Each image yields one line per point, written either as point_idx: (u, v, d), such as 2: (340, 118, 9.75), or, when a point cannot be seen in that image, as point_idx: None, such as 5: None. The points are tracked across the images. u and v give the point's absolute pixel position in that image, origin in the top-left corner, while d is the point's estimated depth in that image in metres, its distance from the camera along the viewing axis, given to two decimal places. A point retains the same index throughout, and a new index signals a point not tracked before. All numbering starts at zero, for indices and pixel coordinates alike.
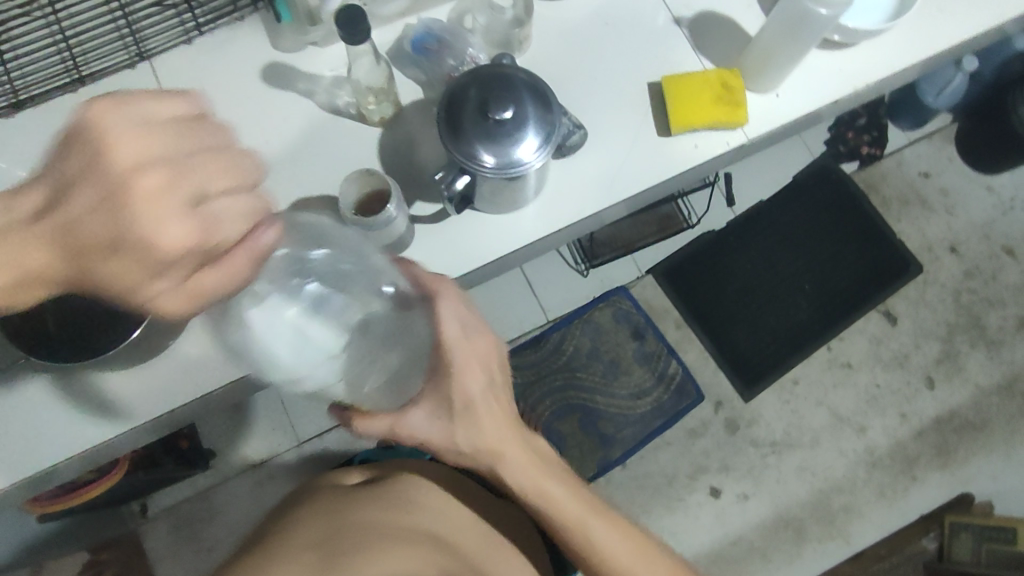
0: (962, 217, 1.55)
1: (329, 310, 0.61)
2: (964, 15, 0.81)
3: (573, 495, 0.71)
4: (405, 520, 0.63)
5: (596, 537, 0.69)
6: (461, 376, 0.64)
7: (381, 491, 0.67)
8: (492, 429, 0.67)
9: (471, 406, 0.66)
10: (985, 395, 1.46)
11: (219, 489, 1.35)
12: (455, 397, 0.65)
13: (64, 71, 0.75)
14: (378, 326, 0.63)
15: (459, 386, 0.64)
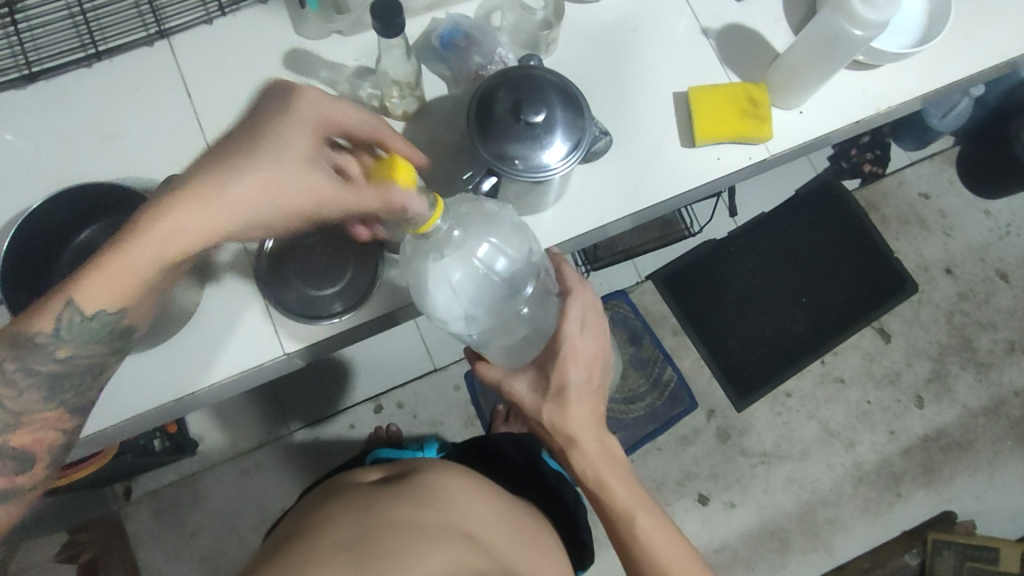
0: (959, 240, 1.57)
1: (491, 291, 0.66)
2: (987, 43, 0.82)
3: (646, 508, 0.71)
4: (439, 517, 0.58)
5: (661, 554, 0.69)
6: (567, 364, 0.68)
7: (408, 486, 0.61)
8: (584, 422, 0.71)
9: (568, 397, 0.70)
10: (971, 416, 1.48)
11: (206, 475, 1.33)
12: (558, 384, 0.70)
13: (81, 47, 0.74)
14: (513, 315, 0.70)
15: (561, 371, 0.69)
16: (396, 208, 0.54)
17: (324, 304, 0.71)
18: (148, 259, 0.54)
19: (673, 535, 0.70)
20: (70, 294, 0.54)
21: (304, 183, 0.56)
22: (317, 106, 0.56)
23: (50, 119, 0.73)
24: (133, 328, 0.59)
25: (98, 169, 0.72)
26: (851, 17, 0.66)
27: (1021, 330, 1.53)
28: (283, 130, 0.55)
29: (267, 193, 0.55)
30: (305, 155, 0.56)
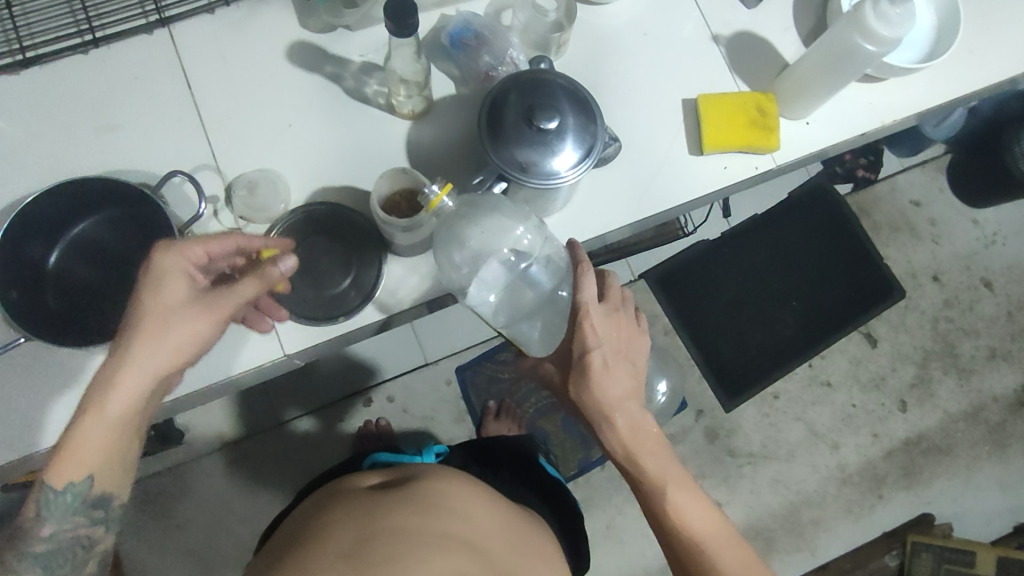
0: (947, 247, 1.59)
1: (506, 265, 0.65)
2: (991, 60, 0.82)
3: (678, 478, 0.66)
4: (440, 522, 0.56)
5: (695, 527, 0.64)
6: (588, 330, 0.65)
7: (407, 492, 0.59)
8: (612, 389, 0.66)
9: (591, 364, 0.65)
10: (953, 422, 1.51)
11: (191, 466, 1.31)
12: (580, 352, 0.65)
13: (77, 32, 0.72)
14: (531, 293, 0.69)
15: (581, 338, 0.65)
16: (271, 276, 0.58)
17: (325, 306, 0.70)
18: (100, 434, 0.54)
19: (708, 506, 0.65)
20: (45, 480, 0.54)
21: (204, 309, 0.57)
22: (180, 253, 0.57)
23: (45, 106, 0.70)
24: (112, 495, 0.57)
25: (94, 160, 0.70)
26: (865, 33, 0.67)
27: (1003, 338, 1.56)
28: (157, 280, 0.56)
29: (186, 331, 0.56)
30: (190, 295, 0.57)
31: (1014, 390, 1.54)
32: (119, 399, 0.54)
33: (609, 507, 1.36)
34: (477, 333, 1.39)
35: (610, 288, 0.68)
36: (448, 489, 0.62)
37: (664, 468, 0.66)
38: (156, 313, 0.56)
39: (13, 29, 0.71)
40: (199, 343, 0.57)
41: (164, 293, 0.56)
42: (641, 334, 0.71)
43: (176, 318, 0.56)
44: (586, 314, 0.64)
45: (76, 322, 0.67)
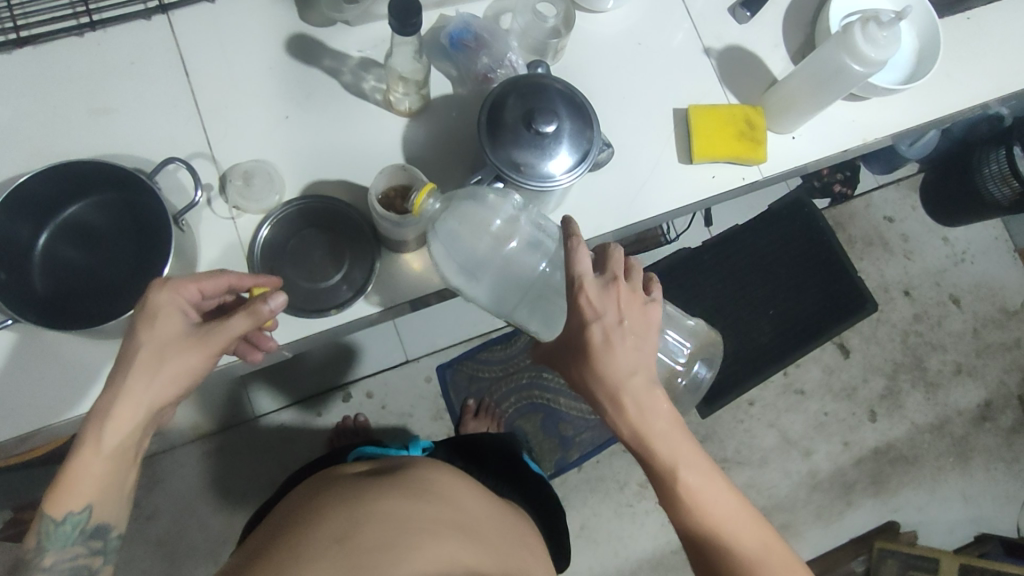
0: (918, 263, 1.64)
1: (486, 248, 0.67)
2: (967, 85, 0.86)
3: (699, 465, 0.57)
4: (434, 507, 0.57)
5: (715, 518, 0.56)
6: (584, 303, 0.57)
7: (399, 479, 0.60)
8: (617, 369, 0.56)
9: (590, 342, 0.57)
10: (919, 433, 1.56)
11: (165, 457, 1.29)
12: (578, 327, 0.58)
13: (73, 13, 0.71)
14: (519, 272, 0.69)
15: (578, 314, 0.57)
16: (260, 313, 0.57)
17: (319, 298, 0.71)
18: (97, 467, 0.56)
19: (730, 493, 0.57)
20: (45, 511, 0.56)
21: (196, 348, 0.57)
22: (175, 291, 0.57)
23: (38, 86, 0.70)
24: (109, 525, 0.59)
25: (87, 143, 0.70)
26: (852, 53, 0.69)
27: (968, 353, 1.61)
28: (149, 318, 0.56)
29: (178, 368, 0.57)
30: (183, 332, 0.57)
31: (978, 404, 1.59)
32: (114, 436, 0.56)
33: (584, 507, 1.38)
34: (459, 332, 1.40)
35: (615, 256, 0.58)
36: (437, 476, 0.63)
37: (682, 456, 0.56)
38: (150, 349, 0.56)
39: (7, 7, 0.70)
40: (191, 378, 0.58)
41: (157, 328, 0.56)
42: (656, 301, 0.59)
43: (169, 355, 0.56)
44: (578, 287, 0.57)
45: (63, 305, 0.66)
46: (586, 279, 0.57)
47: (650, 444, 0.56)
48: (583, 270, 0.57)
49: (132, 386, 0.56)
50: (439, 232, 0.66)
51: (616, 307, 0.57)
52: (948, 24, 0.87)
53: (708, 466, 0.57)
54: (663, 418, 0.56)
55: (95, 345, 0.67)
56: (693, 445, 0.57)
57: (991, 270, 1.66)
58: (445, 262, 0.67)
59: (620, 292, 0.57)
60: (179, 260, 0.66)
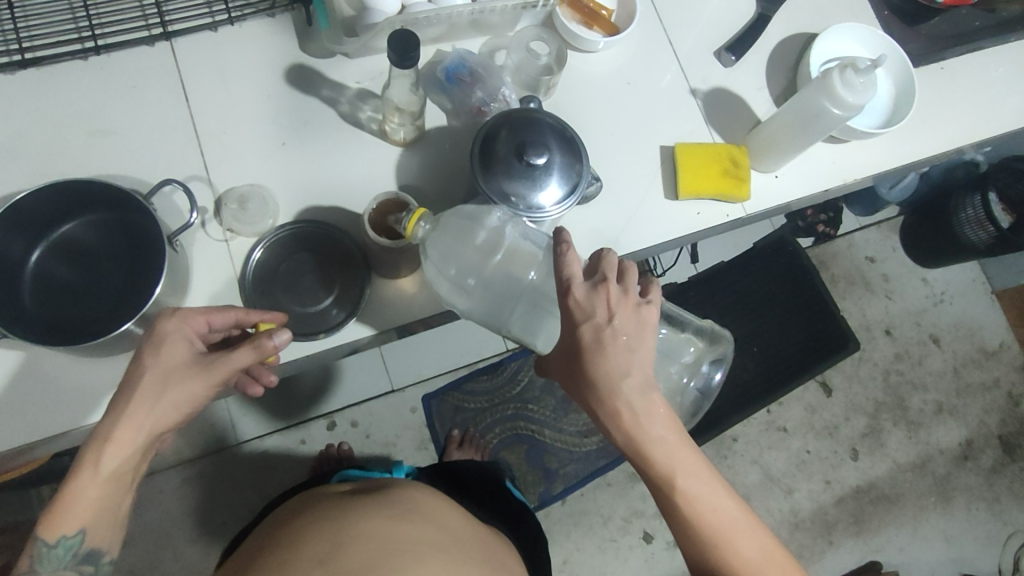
0: (899, 303, 1.67)
1: (473, 259, 0.68)
2: (942, 131, 0.90)
3: (697, 472, 0.57)
4: (419, 528, 0.57)
5: (713, 526, 0.56)
6: (574, 306, 0.58)
7: (385, 498, 0.61)
8: (611, 374, 0.56)
9: (582, 344, 0.57)
10: (901, 471, 1.57)
11: (142, 484, 1.26)
12: (569, 330, 0.58)
13: (78, 38, 0.73)
14: (509, 283, 0.69)
15: (568, 318, 0.58)
16: (263, 348, 0.58)
17: (309, 320, 0.72)
18: (91, 494, 0.55)
19: (729, 500, 0.58)
20: (38, 534, 0.55)
21: (200, 377, 0.57)
22: (183, 320, 0.58)
23: (43, 108, 0.71)
24: (101, 551, 0.58)
25: (85, 163, 0.71)
26: (831, 96, 0.72)
27: (949, 393, 1.64)
28: (156, 344, 0.57)
29: (178, 399, 0.57)
30: (188, 361, 0.57)
31: (959, 443, 1.61)
32: (112, 465, 0.55)
33: (567, 543, 1.36)
34: (446, 361, 1.40)
35: (607, 259, 0.60)
36: (423, 499, 0.63)
37: (678, 464, 0.57)
38: (150, 378, 0.56)
39: (14, 30, 0.72)
40: (188, 408, 0.58)
41: (160, 357, 0.56)
42: (652, 303, 0.59)
43: (170, 383, 0.56)
44: (567, 290, 0.58)
45: (52, 321, 0.67)
46: (575, 282, 0.58)
47: (645, 449, 0.57)
48: (572, 274, 0.59)
49: (131, 414, 0.55)
50: (424, 250, 0.67)
51: (607, 307, 0.57)
52: (923, 72, 0.91)
53: (706, 472, 0.58)
54: (659, 422, 0.57)
55: (86, 364, 0.67)
56: (689, 451, 0.58)
57: (969, 311, 1.70)
58: (434, 277, 0.69)
59: (610, 294, 0.57)
60: (171, 283, 0.67)
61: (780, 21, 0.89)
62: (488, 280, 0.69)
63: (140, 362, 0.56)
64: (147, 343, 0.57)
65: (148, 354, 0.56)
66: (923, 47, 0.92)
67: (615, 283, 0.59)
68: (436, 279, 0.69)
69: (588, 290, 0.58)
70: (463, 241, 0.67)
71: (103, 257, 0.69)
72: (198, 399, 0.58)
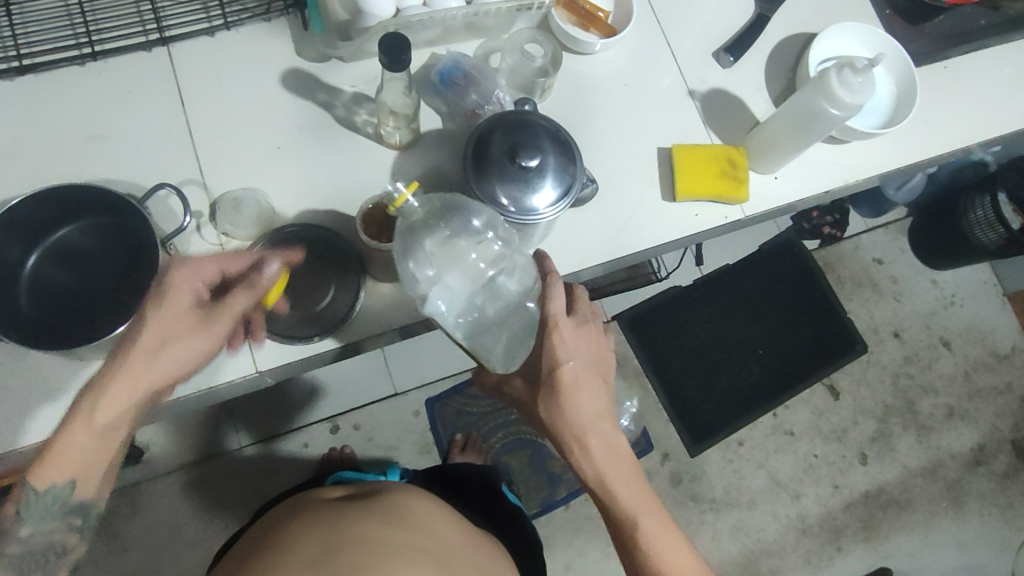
0: (908, 305, 1.65)
1: (474, 273, 0.65)
2: (946, 131, 0.88)
3: (638, 490, 0.68)
4: (409, 534, 0.57)
5: (650, 542, 0.68)
6: (557, 337, 0.66)
7: (377, 504, 0.60)
8: (580, 410, 0.67)
9: (560, 380, 0.66)
10: (911, 476, 1.55)
11: (146, 487, 1.26)
12: (550, 364, 0.67)
13: (75, 44, 0.73)
14: (502, 305, 0.67)
15: (552, 352, 0.66)
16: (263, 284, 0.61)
17: (301, 324, 0.71)
18: (86, 443, 0.56)
19: (661, 515, 0.69)
20: (26, 482, 0.55)
21: (207, 329, 0.58)
22: (191, 270, 0.58)
23: (40, 114, 0.72)
24: (89, 501, 0.58)
25: (81, 168, 0.71)
26: (829, 96, 0.71)
27: (960, 397, 1.61)
28: (167, 286, 0.57)
29: (184, 351, 0.58)
30: (194, 312, 0.58)
31: (971, 448, 1.58)
32: (110, 416, 0.56)
33: (570, 548, 1.35)
34: (449, 365, 1.40)
35: (581, 301, 0.70)
36: (415, 504, 0.63)
37: (623, 480, 0.68)
38: (156, 330, 0.56)
39: (12, 36, 0.72)
40: (191, 360, 0.59)
41: (168, 309, 0.57)
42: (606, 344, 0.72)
43: (176, 336, 0.57)
44: (552, 325, 0.66)
45: (47, 325, 0.67)
46: (559, 316, 0.67)
47: (599, 465, 0.67)
48: (557, 310, 0.67)
49: (136, 361, 0.56)
50: (426, 255, 0.64)
51: (580, 341, 0.68)
52: (926, 71, 0.90)
53: (645, 490, 0.69)
54: (612, 443, 0.68)
55: (79, 367, 0.67)
56: (633, 470, 0.69)
57: (980, 314, 1.67)
58: (431, 288, 0.64)
59: (582, 330, 0.68)
60: None
61: (779, 22, 0.88)
62: (484, 299, 0.66)
63: (146, 315, 0.57)
64: (154, 295, 0.57)
65: (155, 305, 0.57)
66: (927, 46, 0.91)
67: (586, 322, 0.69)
68: (431, 291, 0.64)
69: (568, 325, 0.68)
70: (467, 251, 0.65)
71: (98, 260, 0.69)
72: (202, 352, 0.59)
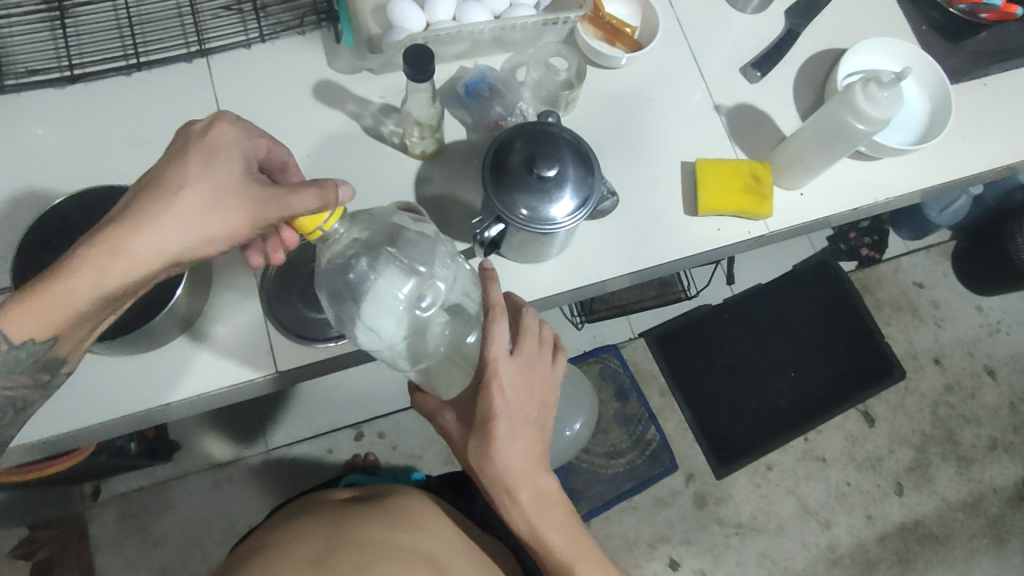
0: (949, 331, 1.59)
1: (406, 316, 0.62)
2: (983, 150, 0.86)
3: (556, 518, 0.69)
4: (408, 536, 0.58)
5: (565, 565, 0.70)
6: (495, 387, 0.61)
7: (381, 507, 0.61)
8: (512, 456, 0.64)
9: (493, 431, 0.62)
10: (951, 510, 1.48)
11: (176, 484, 1.30)
12: (484, 415, 0.62)
13: (123, 56, 0.77)
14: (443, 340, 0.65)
15: (488, 403, 0.62)
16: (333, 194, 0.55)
17: (322, 327, 0.73)
18: (78, 298, 0.51)
19: (577, 538, 0.71)
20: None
21: (241, 203, 0.55)
22: (237, 135, 0.57)
23: (88, 120, 0.76)
24: (60, 360, 0.55)
25: (122, 172, 0.74)
26: (855, 111, 0.70)
27: (1004, 429, 1.54)
28: (223, 142, 0.56)
29: (208, 219, 0.54)
30: (234, 182, 0.56)
31: (1016, 483, 1.51)
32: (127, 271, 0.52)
33: None
34: None
35: (526, 337, 0.64)
36: (420, 507, 0.64)
37: (544, 516, 0.68)
38: (190, 185, 0.54)
39: (65, 47, 0.77)
40: (211, 232, 0.55)
41: (211, 167, 0.55)
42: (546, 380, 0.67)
43: (205, 206, 0.54)
44: (494, 371, 0.61)
45: None
46: (501, 360, 0.61)
47: (523, 505, 0.67)
48: (498, 353, 0.61)
49: (161, 221, 0.53)
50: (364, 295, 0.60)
51: (517, 389, 0.63)
52: (963, 89, 0.88)
53: (563, 517, 0.70)
54: (537, 484, 0.67)
55: (107, 362, 0.70)
56: (555, 505, 0.69)
57: None
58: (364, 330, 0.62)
59: (523, 374, 0.63)
60: (193, 287, 0.69)
61: (809, 39, 0.88)
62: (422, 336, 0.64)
63: (184, 172, 0.54)
64: (200, 154, 0.55)
65: (196, 166, 0.54)
66: (965, 63, 0.89)
67: (529, 360, 0.64)
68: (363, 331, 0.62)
69: (511, 371, 0.62)
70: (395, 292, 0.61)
71: None
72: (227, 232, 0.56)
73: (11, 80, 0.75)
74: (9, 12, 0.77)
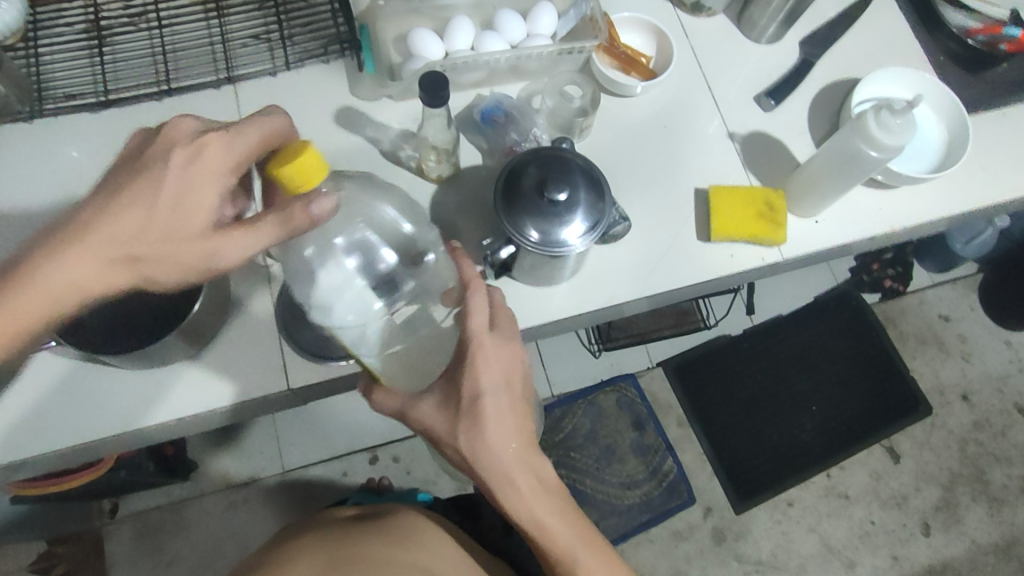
0: (978, 366, 1.55)
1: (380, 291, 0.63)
2: (1004, 179, 0.85)
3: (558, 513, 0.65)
4: (408, 553, 0.58)
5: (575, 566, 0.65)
6: (479, 359, 0.60)
7: (383, 525, 0.62)
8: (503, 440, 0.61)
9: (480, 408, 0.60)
10: (981, 553, 1.43)
11: (192, 503, 1.31)
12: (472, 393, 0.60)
13: (155, 82, 0.81)
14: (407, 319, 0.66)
15: (474, 377, 0.60)
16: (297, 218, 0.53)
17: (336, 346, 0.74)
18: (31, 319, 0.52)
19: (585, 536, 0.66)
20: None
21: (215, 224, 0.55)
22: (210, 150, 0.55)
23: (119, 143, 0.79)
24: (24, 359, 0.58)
25: None
26: (867, 139, 0.70)
27: None
28: (198, 167, 0.55)
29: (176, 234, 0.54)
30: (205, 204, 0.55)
31: None
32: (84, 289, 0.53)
33: None
34: None
35: (501, 313, 0.63)
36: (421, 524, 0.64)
37: (545, 509, 0.64)
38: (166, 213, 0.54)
39: (102, 74, 0.80)
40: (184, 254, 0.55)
41: (191, 186, 0.55)
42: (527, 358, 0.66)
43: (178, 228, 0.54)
44: (477, 343, 0.60)
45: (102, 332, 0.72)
46: (483, 332, 0.60)
47: (520, 497, 0.63)
48: (479, 323, 0.60)
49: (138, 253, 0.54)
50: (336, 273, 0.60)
51: (502, 364, 0.61)
52: (982, 119, 0.88)
53: (565, 513, 0.66)
54: (534, 470, 0.63)
55: (125, 375, 0.72)
56: (552, 498, 0.65)
57: None
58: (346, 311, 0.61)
59: (506, 349, 0.62)
60: (212, 304, 0.71)
61: (823, 69, 0.89)
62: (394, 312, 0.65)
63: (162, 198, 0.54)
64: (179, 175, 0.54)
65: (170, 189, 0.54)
66: (983, 93, 0.89)
67: (512, 335, 0.63)
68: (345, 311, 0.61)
69: (495, 342, 0.61)
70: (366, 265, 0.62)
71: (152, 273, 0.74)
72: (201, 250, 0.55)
73: (52, 104, 0.79)
74: (53, 41, 0.81)
